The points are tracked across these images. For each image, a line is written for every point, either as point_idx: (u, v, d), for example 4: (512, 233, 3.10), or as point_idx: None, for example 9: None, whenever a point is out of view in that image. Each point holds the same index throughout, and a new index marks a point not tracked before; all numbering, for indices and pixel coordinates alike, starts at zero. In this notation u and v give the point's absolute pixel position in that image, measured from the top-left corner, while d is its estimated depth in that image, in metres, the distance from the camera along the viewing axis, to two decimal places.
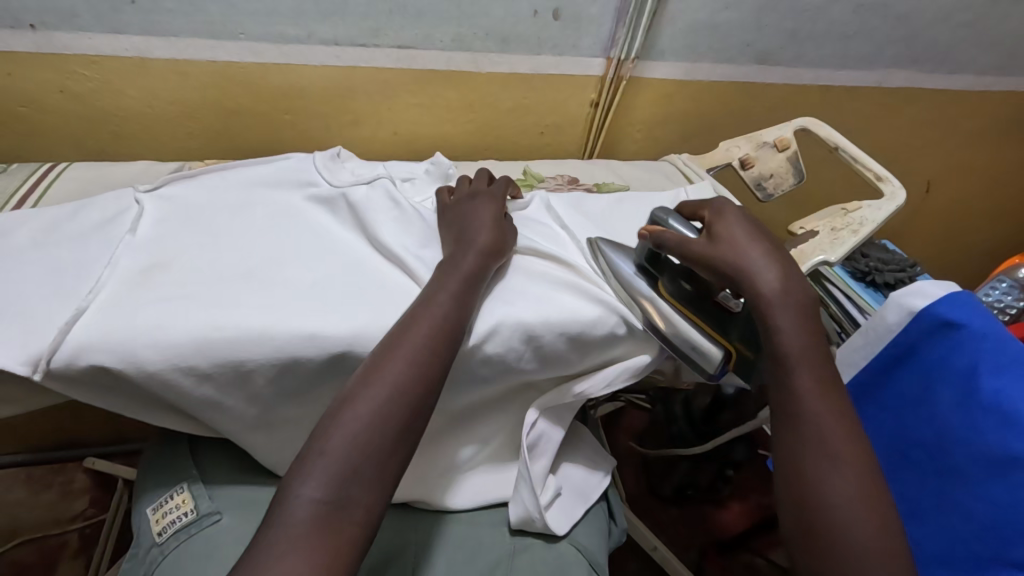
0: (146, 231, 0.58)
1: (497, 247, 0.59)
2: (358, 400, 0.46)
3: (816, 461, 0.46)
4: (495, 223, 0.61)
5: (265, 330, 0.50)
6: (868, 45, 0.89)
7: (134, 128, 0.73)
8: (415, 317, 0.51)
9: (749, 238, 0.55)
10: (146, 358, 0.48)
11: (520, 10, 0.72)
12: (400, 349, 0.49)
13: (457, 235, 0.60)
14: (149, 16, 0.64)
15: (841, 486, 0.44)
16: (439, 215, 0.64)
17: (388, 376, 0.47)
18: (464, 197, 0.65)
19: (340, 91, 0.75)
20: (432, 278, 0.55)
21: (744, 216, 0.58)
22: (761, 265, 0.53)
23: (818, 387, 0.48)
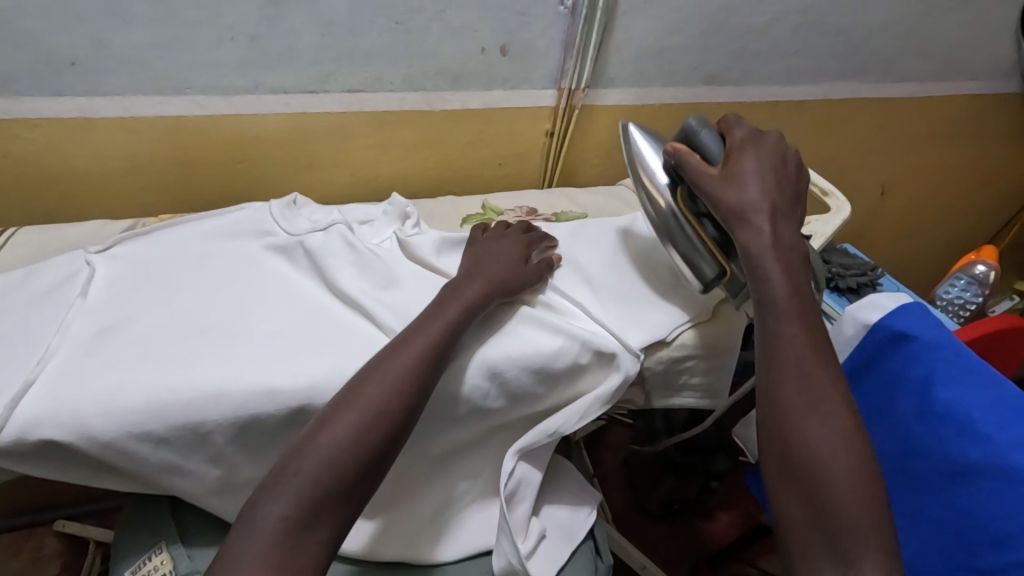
0: (98, 293, 0.57)
1: (511, 286, 0.59)
2: (355, 397, 0.47)
3: (798, 404, 0.47)
4: (512, 264, 0.61)
5: (221, 389, 0.49)
6: (811, 60, 0.92)
7: (85, 185, 0.72)
8: (428, 320, 0.53)
9: (760, 182, 0.57)
10: (98, 428, 0.47)
11: (467, 49, 0.74)
12: (413, 342, 0.50)
13: (474, 264, 0.61)
14: (93, 77, 0.64)
15: (823, 425, 0.45)
16: (467, 249, 0.65)
17: (377, 380, 0.48)
18: (493, 235, 0.65)
19: (294, 137, 0.75)
20: (439, 296, 0.56)
21: (767, 155, 0.60)
22: (760, 210, 0.56)
23: (800, 331, 0.50)
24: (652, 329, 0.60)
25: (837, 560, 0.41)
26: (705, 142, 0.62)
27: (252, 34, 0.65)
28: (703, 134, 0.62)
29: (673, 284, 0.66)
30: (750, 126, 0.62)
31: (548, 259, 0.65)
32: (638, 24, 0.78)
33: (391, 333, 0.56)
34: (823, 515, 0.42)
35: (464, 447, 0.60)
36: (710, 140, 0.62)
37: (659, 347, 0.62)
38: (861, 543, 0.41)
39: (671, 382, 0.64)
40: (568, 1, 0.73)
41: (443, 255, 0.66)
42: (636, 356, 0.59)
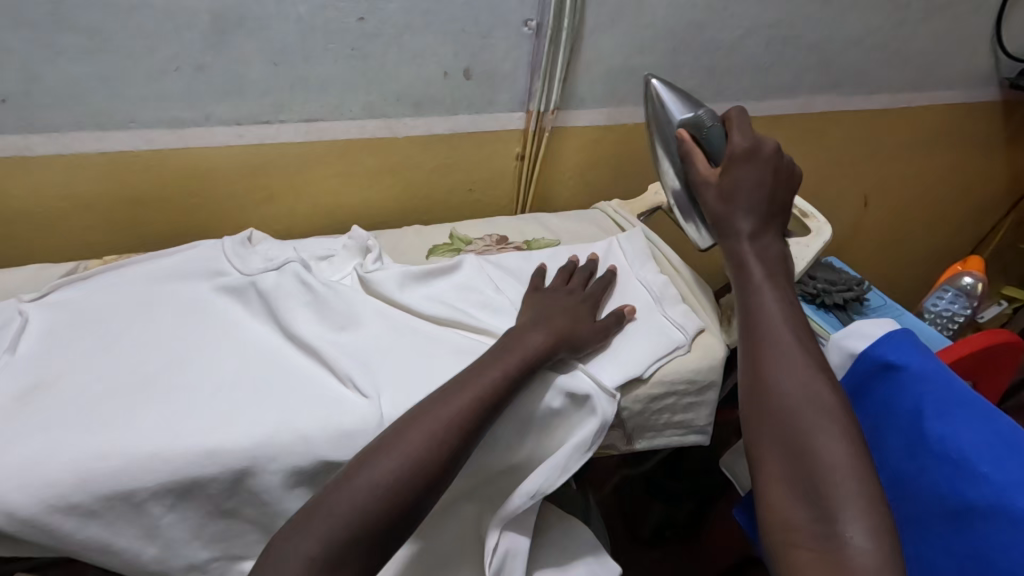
0: (28, 347, 0.53)
1: (574, 339, 0.56)
2: (413, 424, 0.45)
3: (782, 376, 0.48)
4: (573, 316, 0.58)
5: (157, 452, 0.45)
6: (785, 74, 0.90)
7: (24, 226, 0.67)
8: (499, 359, 0.51)
9: (752, 189, 0.59)
10: (16, 503, 0.42)
11: (428, 73, 0.71)
12: (475, 383, 0.48)
13: (538, 315, 0.57)
14: (26, 113, 0.60)
15: (805, 394, 0.46)
16: (523, 299, 0.62)
17: (429, 420, 0.45)
18: (560, 290, 0.62)
19: (249, 169, 0.72)
20: (497, 345, 0.53)
21: (764, 161, 0.61)
22: (741, 210, 0.59)
23: (776, 301, 0.53)
24: (629, 367, 0.57)
25: (821, 519, 0.41)
26: (712, 139, 0.64)
27: (197, 63, 0.62)
28: (712, 131, 0.64)
29: (649, 313, 0.63)
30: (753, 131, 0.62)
31: (615, 317, 0.60)
32: (606, 43, 0.76)
33: (348, 381, 0.53)
34: (805, 476, 0.43)
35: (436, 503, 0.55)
36: (715, 138, 0.64)
37: (635, 385, 0.58)
38: (844, 499, 0.40)
39: (650, 422, 0.60)
40: (532, 22, 0.70)
41: (406, 288, 0.62)
42: (612, 397, 0.55)
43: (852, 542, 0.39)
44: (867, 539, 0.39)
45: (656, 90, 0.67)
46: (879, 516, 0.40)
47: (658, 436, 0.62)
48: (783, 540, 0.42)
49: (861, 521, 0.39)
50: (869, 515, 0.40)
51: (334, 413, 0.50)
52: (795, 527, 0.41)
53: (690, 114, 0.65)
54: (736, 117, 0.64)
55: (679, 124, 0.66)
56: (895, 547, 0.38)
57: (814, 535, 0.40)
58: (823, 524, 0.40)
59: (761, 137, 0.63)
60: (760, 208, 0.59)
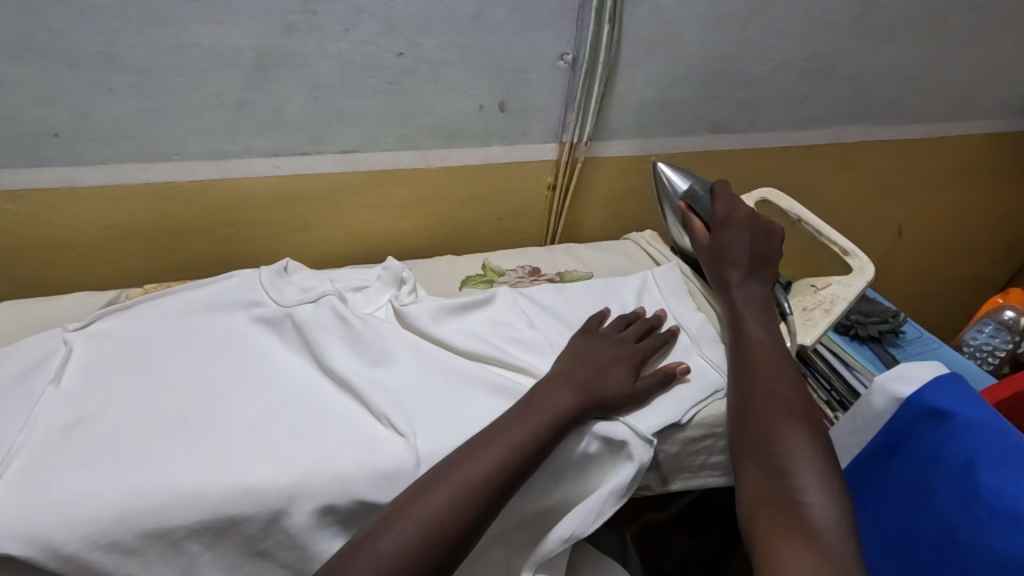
0: (72, 378, 0.54)
1: (604, 393, 0.55)
2: (447, 475, 0.46)
3: (759, 387, 0.55)
4: (613, 377, 0.56)
5: (197, 489, 0.45)
6: (820, 105, 0.89)
7: (68, 254, 0.69)
8: (525, 414, 0.51)
9: (739, 246, 0.65)
10: (58, 539, 0.42)
11: (464, 106, 0.71)
12: (500, 440, 0.48)
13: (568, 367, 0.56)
14: (76, 147, 0.62)
15: (778, 399, 0.53)
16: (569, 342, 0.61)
17: (453, 480, 0.45)
18: (610, 338, 0.61)
19: (285, 200, 0.73)
20: (515, 410, 0.51)
21: (749, 223, 0.66)
22: (733, 258, 0.65)
23: (760, 322, 0.60)
24: (667, 411, 0.56)
25: (783, 492, 0.47)
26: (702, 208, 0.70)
27: (239, 99, 0.63)
28: (705, 197, 0.71)
29: (685, 353, 0.62)
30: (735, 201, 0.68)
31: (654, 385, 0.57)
32: (639, 76, 0.76)
33: (383, 419, 0.52)
34: (773, 461, 0.49)
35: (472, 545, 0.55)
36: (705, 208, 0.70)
37: (674, 430, 0.56)
38: (806, 477, 0.47)
39: (689, 465, 0.59)
40: (568, 56, 0.71)
41: (440, 321, 0.62)
42: (648, 442, 0.53)
43: (812, 509, 0.46)
44: (823, 507, 0.46)
45: (661, 170, 0.74)
46: (835, 489, 0.47)
47: (695, 478, 0.60)
48: (750, 512, 0.48)
49: (818, 492, 0.47)
50: (826, 487, 0.47)
51: (370, 451, 0.50)
52: (763, 499, 0.48)
53: (687, 188, 0.72)
54: (719, 186, 0.70)
55: (678, 197, 0.73)
56: (847, 512, 0.46)
57: (777, 504, 0.47)
58: (787, 496, 0.47)
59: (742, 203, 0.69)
60: (743, 259, 0.64)
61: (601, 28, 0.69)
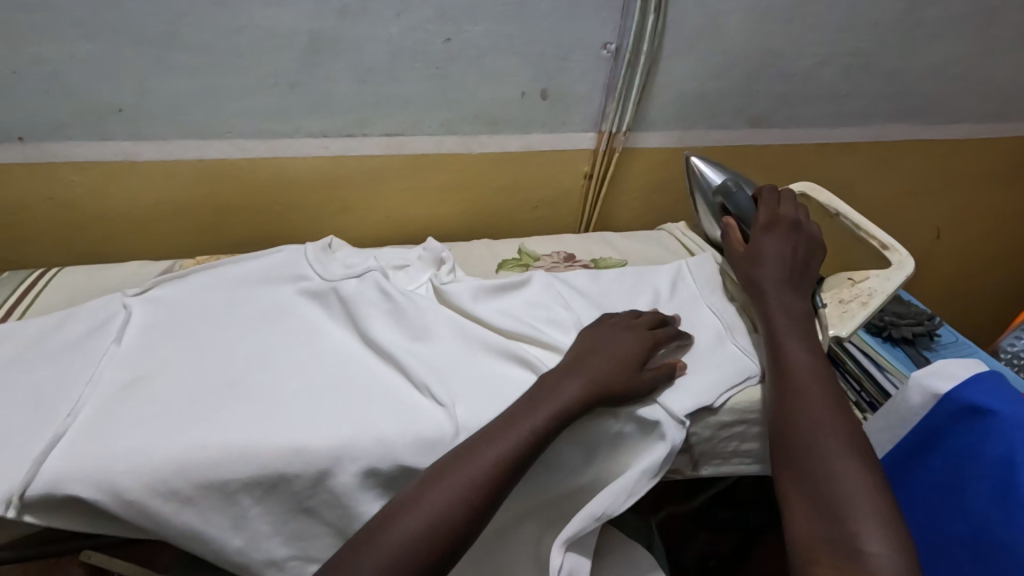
0: (132, 339, 0.57)
1: (615, 386, 0.54)
2: (450, 474, 0.46)
3: (802, 415, 0.51)
4: (630, 361, 0.55)
5: (250, 446, 0.48)
6: (862, 103, 0.88)
7: (125, 225, 0.73)
8: (533, 407, 0.50)
9: (775, 255, 0.63)
10: (124, 485, 0.45)
11: (507, 93, 0.73)
12: (503, 437, 0.48)
13: (575, 356, 0.56)
14: (138, 123, 0.65)
15: (822, 428, 0.49)
16: (580, 334, 0.60)
17: (454, 474, 0.46)
18: (625, 326, 0.60)
19: (329, 180, 0.75)
20: (530, 394, 0.52)
21: (789, 235, 0.65)
22: (768, 271, 0.62)
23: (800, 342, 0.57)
24: (700, 396, 0.56)
25: (838, 537, 0.43)
26: (737, 205, 0.70)
27: (293, 81, 0.66)
28: (738, 194, 0.70)
29: (719, 341, 0.63)
30: (773, 209, 0.67)
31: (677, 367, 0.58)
32: (680, 68, 0.76)
33: (424, 390, 0.54)
34: (824, 500, 0.45)
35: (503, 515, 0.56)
36: (742, 205, 0.69)
37: (707, 414, 0.57)
38: (864, 519, 0.43)
39: (720, 451, 0.60)
40: (611, 46, 0.72)
41: (479, 301, 0.64)
42: (681, 423, 0.55)
43: (873, 557, 0.41)
44: (886, 556, 0.41)
45: (694, 164, 0.76)
46: (897, 534, 0.43)
47: (726, 465, 0.61)
48: (804, 558, 0.44)
49: (879, 538, 0.42)
50: (887, 532, 0.42)
51: (412, 420, 0.51)
52: (817, 543, 0.44)
53: (721, 181, 0.73)
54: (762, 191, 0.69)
55: (713, 190, 0.73)
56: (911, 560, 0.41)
57: (835, 549, 0.43)
58: (843, 540, 0.43)
59: (784, 209, 0.67)
60: (780, 271, 0.62)
61: (645, 18, 0.70)
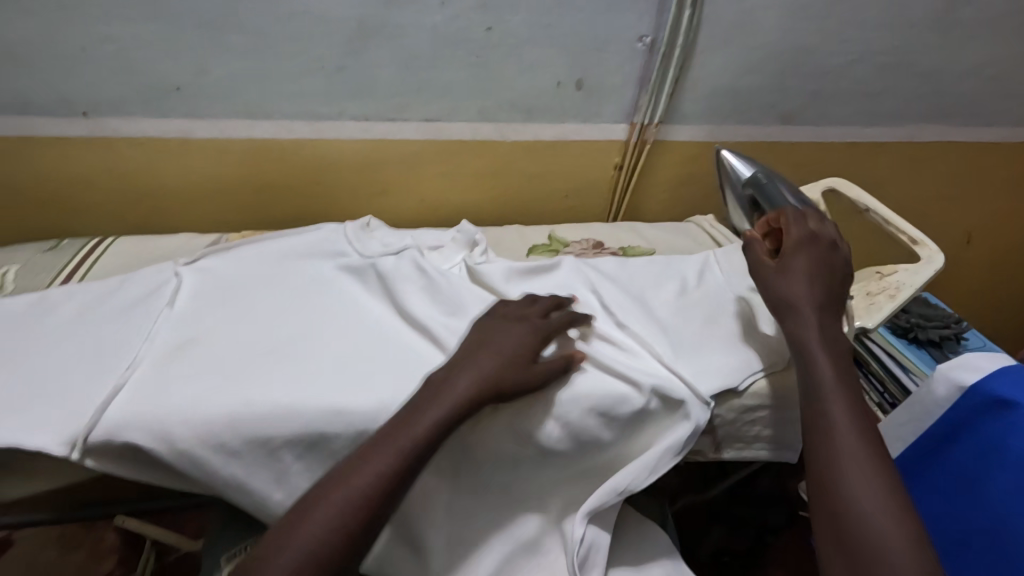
0: (183, 304, 0.60)
1: (497, 379, 0.52)
2: (325, 501, 0.43)
3: (844, 487, 0.43)
4: (518, 359, 0.53)
5: (294, 405, 0.51)
6: (895, 102, 0.88)
7: (174, 200, 0.76)
8: (406, 418, 0.48)
9: (812, 281, 0.55)
10: (178, 435, 0.48)
11: (543, 82, 0.75)
12: (382, 450, 0.46)
13: (474, 346, 0.55)
14: (194, 102, 0.68)
15: (870, 509, 0.41)
16: (473, 326, 0.58)
17: (337, 496, 0.43)
18: (514, 317, 0.58)
19: (368, 163, 0.78)
20: (424, 389, 0.51)
21: (823, 257, 0.58)
22: (807, 302, 0.54)
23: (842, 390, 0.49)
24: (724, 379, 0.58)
25: None
26: (767, 196, 0.71)
27: (339, 65, 0.68)
28: (768, 185, 0.71)
29: (745, 329, 0.64)
30: (807, 228, 0.60)
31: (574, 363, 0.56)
32: (714, 62, 0.78)
33: None
34: None
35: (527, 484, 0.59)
36: (773, 196, 0.70)
37: (730, 396, 0.59)
38: None
39: (743, 434, 0.61)
40: (646, 38, 0.73)
41: (510, 281, 0.66)
42: (705, 404, 0.56)
43: None
44: None
45: (725, 158, 0.77)
46: None
47: (749, 449, 0.62)
48: None
49: None
50: None
51: None
52: None
53: (750, 173, 0.74)
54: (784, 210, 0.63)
55: (742, 182, 0.75)
56: None
57: None
58: None
59: (819, 231, 0.60)
60: (813, 291, 0.55)
61: (682, 12, 0.71)
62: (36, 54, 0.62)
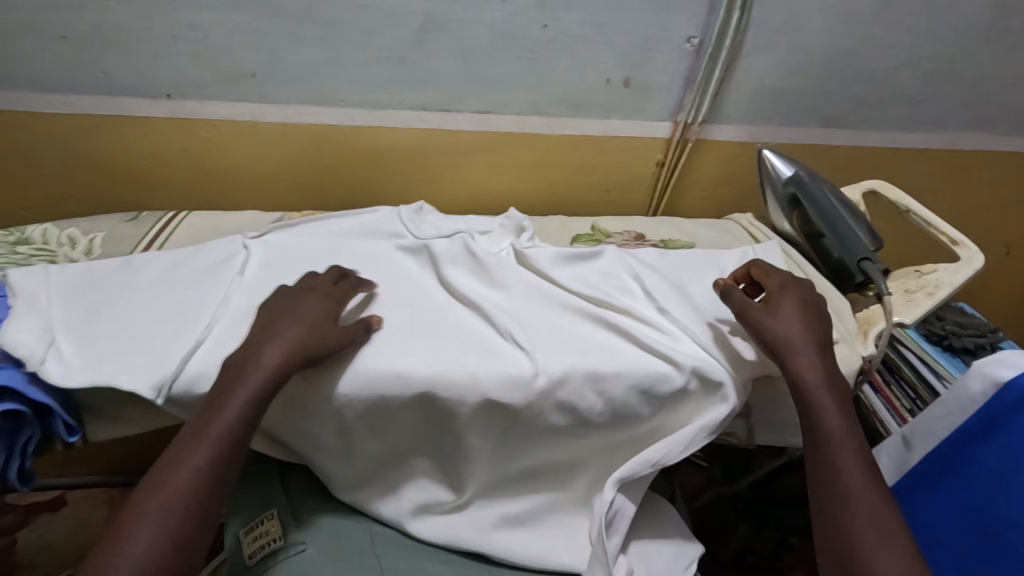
0: (252, 272, 0.64)
1: (315, 347, 0.52)
2: (149, 497, 0.42)
3: (845, 508, 0.47)
4: (319, 323, 0.54)
5: (356, 367, 0.54)
6: (939, 108, 0.89)
7: (240, 180, 0.81)
8: (219, 400, 0.48)
9: (799, 317, 0.58)
10: None
11: (593, 79, 0.78)
12: (211, 430, 0.46)
13: (268, 321, 0.54)
14: (266, 87, 0.73)
15: (864, 528, 0.46)
16: (270, 300, 0.57)
17: (167, 486, 0.43)
18: (300, 290, 0.58)
19: (422, 151, 0.82)
20: (230, 370, 0.50)
21: (803, 291, 0.61)
22: (795, 335, 0.56)
23: (837, 409, 0.52)
24: (761, 366, 0.60)
25: None
26: (808, 191, 0.74)
27: (402, 57, 0.73)
28: (810, 183, 0.74)
29: None
30: (784, 272, 0.64)
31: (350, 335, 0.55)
32: (759, 64, 0.80)
33: (506, 335, 0.59)
34: None
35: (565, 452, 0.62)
36: (814, 192, 0.73)
37: (766, 381, 0.62)
38: None
39: (776, 420, 0.63)
40: (694, 39, 0.76)
41: (556, 266, 0.69)
42: (743, 387, 0.59)
43: None
44: None
45: (766, 158, 0.78)
46: None
47: (781, 435, 0.64)
48: None
49: None
50: None
51: (497, 359, 0.57)
52: None
53: (791, 172, 0.76)
54: (755, 262, 0.66)
55: (783, 181, 0.77)
56: None
57: None
58: None
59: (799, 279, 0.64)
60: (807, 331, 0.57)
61: (730, 14, 0.73)
62: (129, 39, 0.68)
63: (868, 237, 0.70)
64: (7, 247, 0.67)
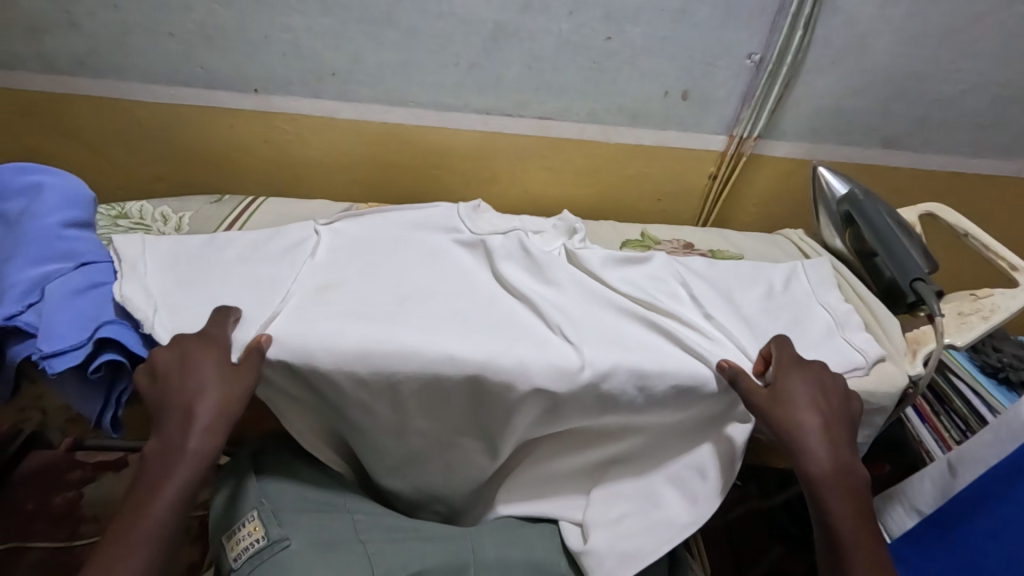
0: (322, 256, 0.69)
1: (216, 416, 0.51)
2: None
3: None
4: (217, 385, 0.53)
5: (413, 347, 0.57)
6: (1006, 134, 0.87)
7: (313, 171, 0.87)
8: (135, 500, 0.47)
9: (808, 404, 0.55)
10: (319, 357, 0.56)
11: (652, 91, 0.81)
12: (136, 531, 0.46)
13: (161, 400, 0.52)
14: (345, 85, 0.79)
15: None
16: (140, 370, 0.54)
17: None
18: (166, 357, 0.54)
19: (483, 152, 0.86)
20: (149, 462, 0.49)
21: (810, 372, 0.58)
22: (807, 429, 0.53)
23: (853, 508, 0.50)
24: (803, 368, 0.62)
25: None
26: (862, 209, 0.74)
27: (472, 62, 0.77)
28: (865, 202, 0.74)
29: (825, 336, 0.66)
30: (789, 354, 0.59)
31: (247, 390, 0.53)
32: (819, 82, 0.81)
33: (555, 329, 0.62)
34: None
35: (599, 435, 0.65)
36: (868, 209, 0.74)
37: None
38: None
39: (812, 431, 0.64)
40: (755, 56, 0.77)
41: (606, 268, 0.71)
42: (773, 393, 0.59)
43: None
44: None
45: (820, 174, 0.80)
46: None
47: None
48: None
49: None
50: None
51: (545, 350, 0.60)
52: None
53: (845, 190, 0.77)
54: (775, 342, 0.60)
55: (837, 199, 0.77)
56: None
57: None
58: None
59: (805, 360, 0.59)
60: (821, 420, 0.54)
61: (793, 32, 0.75)
62: (227, 37, 0.75)
63: (923, 260, 0.70)
64: (110, 220, 0.75)
